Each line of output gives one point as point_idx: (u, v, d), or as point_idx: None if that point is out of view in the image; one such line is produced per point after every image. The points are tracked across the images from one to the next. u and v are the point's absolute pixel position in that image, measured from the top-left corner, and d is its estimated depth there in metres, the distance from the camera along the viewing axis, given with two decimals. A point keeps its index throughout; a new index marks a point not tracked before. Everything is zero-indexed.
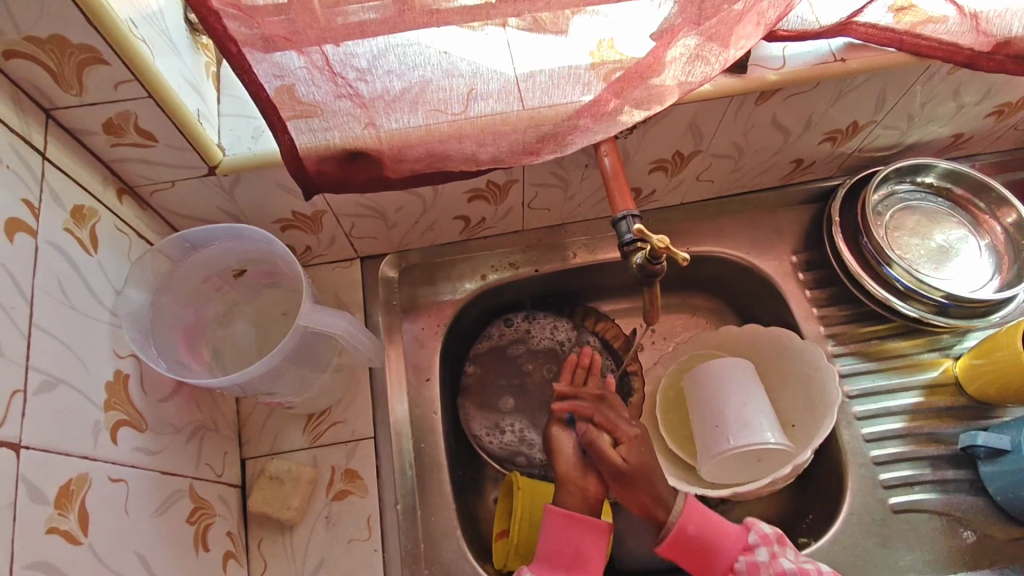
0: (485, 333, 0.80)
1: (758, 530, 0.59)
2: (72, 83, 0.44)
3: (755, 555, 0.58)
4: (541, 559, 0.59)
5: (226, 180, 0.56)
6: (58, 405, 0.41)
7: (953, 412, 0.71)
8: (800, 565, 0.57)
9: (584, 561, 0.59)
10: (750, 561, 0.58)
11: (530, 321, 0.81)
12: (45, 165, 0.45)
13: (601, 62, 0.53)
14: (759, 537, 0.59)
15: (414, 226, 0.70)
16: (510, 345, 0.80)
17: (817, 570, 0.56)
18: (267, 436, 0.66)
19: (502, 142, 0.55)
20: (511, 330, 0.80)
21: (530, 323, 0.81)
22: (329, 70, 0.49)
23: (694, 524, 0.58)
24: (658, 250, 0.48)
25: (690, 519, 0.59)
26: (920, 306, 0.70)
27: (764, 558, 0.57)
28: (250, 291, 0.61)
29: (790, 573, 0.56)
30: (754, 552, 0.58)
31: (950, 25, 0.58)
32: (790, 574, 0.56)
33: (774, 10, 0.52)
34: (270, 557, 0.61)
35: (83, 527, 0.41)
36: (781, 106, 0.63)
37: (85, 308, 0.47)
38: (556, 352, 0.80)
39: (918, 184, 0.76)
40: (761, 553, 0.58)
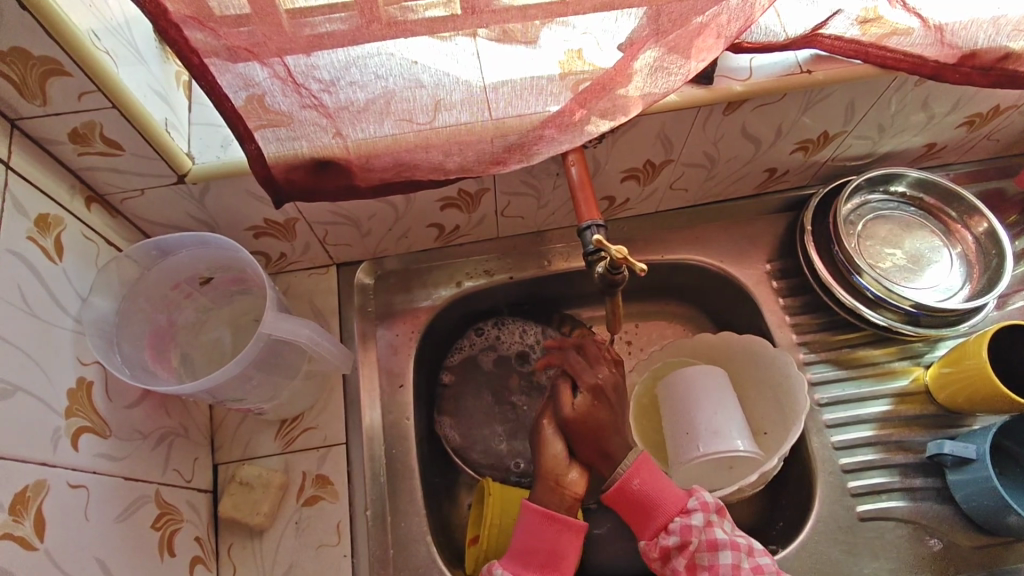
0: (457, 346, 0.80)
1: (700, 497, 0.58)
2: (35, 94, 0.44)
3: (690, 519, 0.57)
4: (514, 556, 0.59)
5: (195, 188, 0.56)
6: (15, 413, 0.42)
7: (923, 420, 0.71)
8: (733, 539, 0.56)
9: (559, 561, 0.59)
10: (683, 524, 0.57)
11: (500, 327, 0.81)
12: (9, 174, 0.46)
13: (569, 72, 0.53)
14: (698, 503, 0.58)
15: (388, 233, 0.71)
16: (482, 354, 0.80)
17: (748, 545, 0.56)
18: (239, 442, 0.66)
19: (468, 152, 0.56)
20: (480, 339, 0.81)
21: (499, 329, 0.81)
22: (293, 81, 0.49)
23: (638, 479, 0.60)
24: (617, 260, 0.49)
25: (636, 473, 0.60)
26: (890, 314, 0.71)
27: (699, 523, 0.57)
28: (219, 297, 0.62)
29: (720, 543, 0.55)
30: (690, 517, 0.57)
31: (914, 38, 0.57)
32: (720, 544, 0.55)
33: (735, 23, 0.53)
34: (239, 562, 0.62)
35: (38, 533, 0.41)
36: (750, 116, 0.64)
37: (47, 315, 0.47)
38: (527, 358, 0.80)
39: (891, 193, 0.77)
40: (696, 518, 0.57)
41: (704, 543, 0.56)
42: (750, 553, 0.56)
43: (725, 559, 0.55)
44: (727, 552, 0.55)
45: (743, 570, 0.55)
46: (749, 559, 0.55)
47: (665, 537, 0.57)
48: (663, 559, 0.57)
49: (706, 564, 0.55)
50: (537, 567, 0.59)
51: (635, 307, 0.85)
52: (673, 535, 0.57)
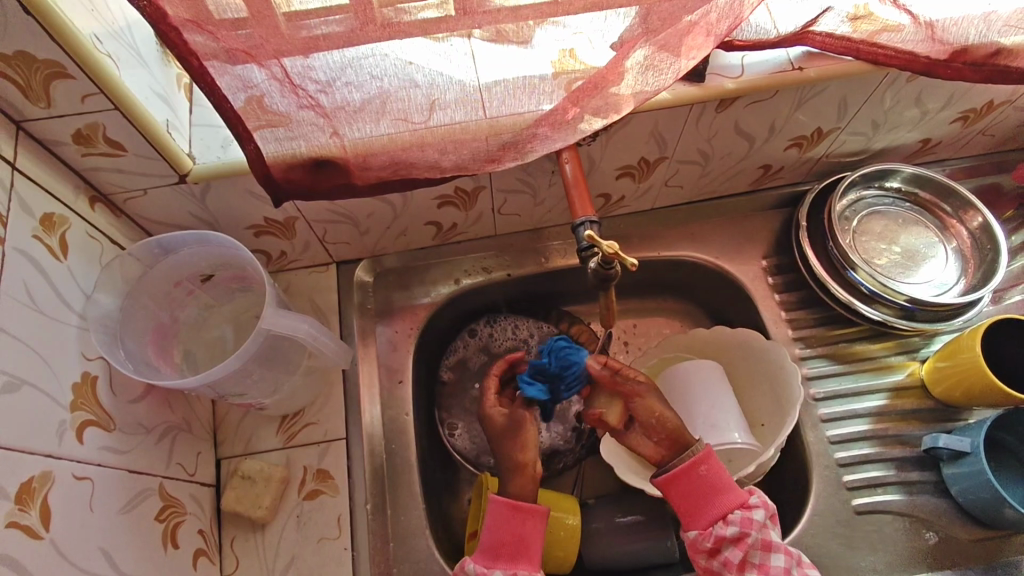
0: (450, 348, 0.81)
1: (760, 495, 0.59)
2: (41, 97, 0.46)
3: (751, 513, 0.57)
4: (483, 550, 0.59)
5: (196, 188, 0.57)
6: (22, 406, 0.43)
7: (919, 414, 0.72)
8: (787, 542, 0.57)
9: (527, 549, 0.59)
10: (744, 517, 0.57)
11: (492, 325, 0.81)
12: (15, 175, 0.47)
13: (562, 71, 0.54)
14: (760, 500, 0.58)
15: (387, 232, 0.72)
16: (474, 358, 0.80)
17: (800, 553, 0.57)
18: (241, 437, 0.68)
19: (463, 151, 0.57)
20: (475, 340, 0.81)
21: (492, 327, 0.81)
22: (290, 83, 0.50)
23: (706, 464, 0.59)
24: (608, 255, 0.50)
25: (704, 459, 0.59)
26: (886, 309, 0.71)
27: (759, 519, 0.57)
28: (221, 294, 0.64)
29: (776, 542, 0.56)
30: (752, 512, 0.57)
31: (905, 34, 0.58)
32: (775, 544, 0.56)
33: (725, 22, 0.54)
34: (241, 555, 0.63)
35: (44, 522, 0.43)
36: (743, 113, 0.64)
37: (52, 312, 0.48)
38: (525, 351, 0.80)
39: (886, 189, 0.77)
40: (758, 514, 0.57)
41: (760, 542, 0.56)
42: (801, 562, 0.56)
43: (778, 559, 0.55)
44: (780, 555, 0.56)
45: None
46: (799, 568, 0.56)
47: (721, 528, 0.57)
48: (711, 551, 0.57)
49: (757, 562, 0.56)
50: (506, 559, 0.58)
51: (633, 303, 0.86)
52: (731, 526, 0.57)
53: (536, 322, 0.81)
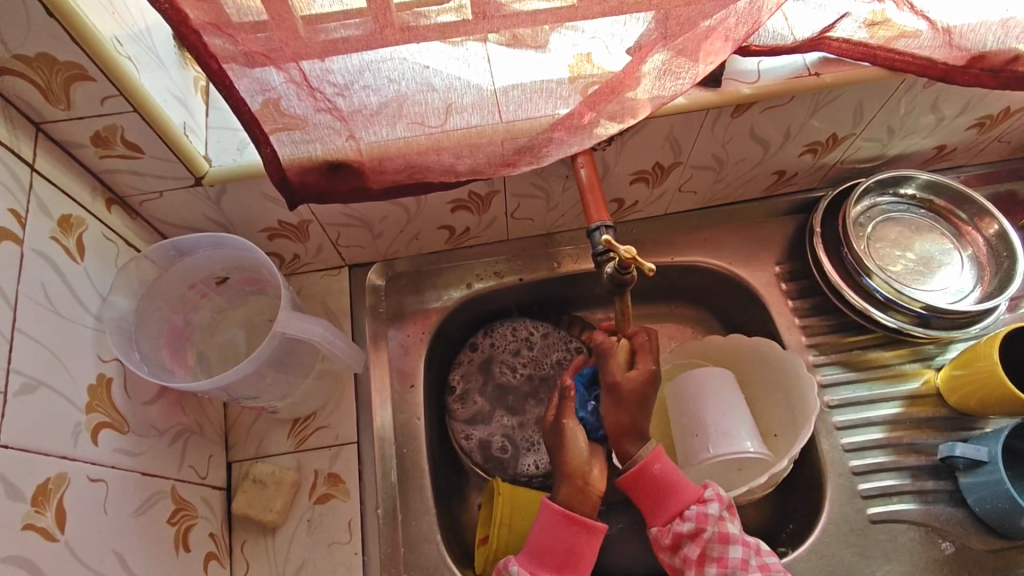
0: (454, 362, 0.79)
1: (715, 489, 0.60)
2: (60, 98, 0.46)
3: (707, 508, 0.58)
4: (530, 553, 0.59)
5: (212, 190, 0.57)
6: (40, 407, 0.43)
7: (935, 423, 0.71)
8: (744, 537, 0.58)
9: (575, 562, 0.59)
10: (700, 512, 0.58)
11: (490, 335, 0.81)
12: (34, 176, 0.47)
13: (578, 76, 0.54)
14: (715, 494, 0.59)
15: (400, 235, 0.72)
16: (483, 366, 0.79)
17: (756, 543, 0.58)
18: (252, 440, 0.67)
19: (478, 155, 0.57)
20: (477, 353, 0.80)
21: (490, 338, 0.80)
22: (308, 86, 0.50)
23: (659, 463, 0.60)
24: (625, 260, 0.51)
25: (657, 457, 0.60)
26: (901, 316, 0.71)
27: (715, 513, 0.57)
28: (234, 297, 0.64)
29: (732, 538, 0.57)
30: (707, 506, 0.58)
31: (922, 40, 0.58)
32: (732, 537, 0.57)
33: (742, 27, 0.54)
34: (252, 559, 0.63)
35: (59, 524, 0.42)
36: (758, 118, 0.64)
37: (68, 313, 0.48)
38: (527, 347, 0.80)
39: (900, 196, 0.77)
40: (713, 508, 0.58)
41: (716, 536, 0.57)
42: (758, 552, 0.57)
43: (736, 553, 0.56)
44: (738, 547, 0.56)
45: (751, 566, 0.56)
46: (756, 557, 0.57)
47: (680, 524, 0.58)
48: (672, 547, 0.58)
49: (716, 555, 0.56)
50: (552, 566, 0.58)
51: (645, 310, 0.85)
52: (689, 522, 0.57)
53: (534, 321, 0.81)
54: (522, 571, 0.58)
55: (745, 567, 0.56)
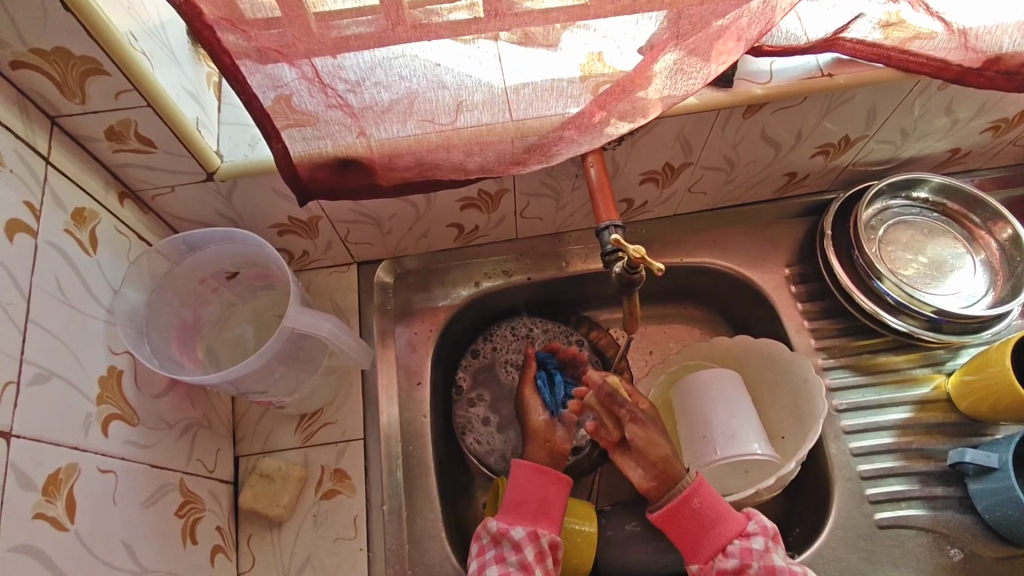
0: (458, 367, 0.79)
1: (758, 521, 0.60)
2: (75, 92, 0.46)
3: (751, 542, 0.58)
4: (507, 510, 0.61)
5: (224, 185, 0.58)
6: (52, 398, 0.44)
7: (945, 428, 0.70)
8: (789, 565, 0.57)
9: (549, 510, 0.62)
10: (744, 547, 0.58)
11: (490, 339, 0.81)
12: (48, 169, 0.48)
13: (589, 75, 0.54)
14: (758, 527, 0.59)
15: (409, 233, 0.72)
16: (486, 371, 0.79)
17: (805, 571, 0.56)
18: (260, 435, 0.68)
19: (488, 153, 0.57)
20: (478, 359, 0.80)
21: (490, 342, 0.80)
22: (320, 82, 0.51)
23: (699, 497, 0.60)
24: (635, 259, 0.50)
25: (696, 491, 0.60)
26: (912, 321, 0.70)
27: (759, 547, 0.57)
28: (244, 292, 0.64)
29: (779, 568, 0.56)
30: (751, 540, 0.58)
31: (937, 42, 0.57)
32: (780, 569, 0.56)
33: (756, 27, 0.53)
34: (258, 553, 0.63)
35: (69, 514, 0.43)
36: (770, 119, 0.64)
37: (80, 305, 0.49)
38: (528, 344, 0.80)
39: (913, 199, 0.76)
40: (756, 542, 0.58)
41: (763, 569, 0.56)
42: (762, 555, 0.57)
43: None
44: None
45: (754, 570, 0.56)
46: None
47: (723, 560, 0.58)
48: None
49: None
50: (528, 517, 0.61)
51: (653, 310, 0.85)
52: (732, 558, 0.57)
53: (535, 319, 0.82)
54: (500, 525, 0.59)
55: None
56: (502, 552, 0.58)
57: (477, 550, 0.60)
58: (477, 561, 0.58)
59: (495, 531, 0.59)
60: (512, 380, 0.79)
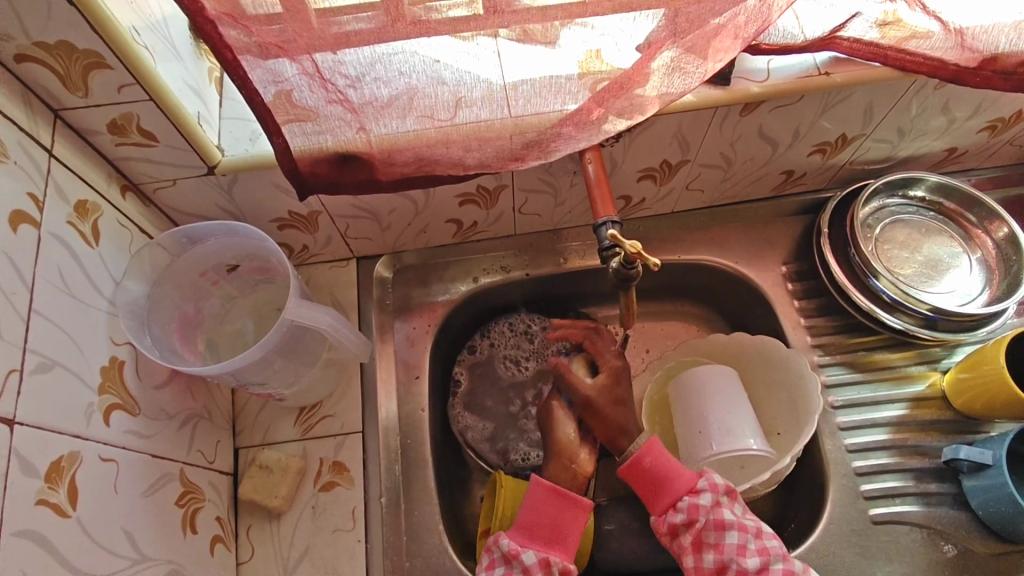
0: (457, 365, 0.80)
1: (710, 478, 0.60)
2: (79, 86, 0.47)
3: (699, 498, 0.58)
4: (520, 529, 0.61)
5: (225, 179, 0.58)
6: (54, 386, 0.44)
7: (940, 425, 0.71)
8: (741, 520, 0.57)
9: (563, 537, 0.61)
10: (691, 503, 0.58)
11: (488, 336, 0.82)
12: (52, 161, 0.48)
13: (587, 72, 0.54)
14: (708, 484, 0.59)
15: (408, 228, 0.72)
16: (484, 367, 0.80)
17: (756, 526, 0.57)
18: (260, 427, 0.68)
19: (487, 148, 0.58)
20: (476, 355, 0.81)
21: (489, 340, 0.81)
22: (320, 77, 0.51)
23: (649, 458, 0.61)
24: (631, 254, 0.51)
25: (646, 452, 0.62)
26: (908, 318, 0.71)
27: (706, 503, 0.58)
28: (244, 285, 0.65)
29: (727, 524, 0.56)
30: (698, 497, 0.59)
31: (933, 41, 0.57)
32: (727, 524, 0.56)
33: (752, 26, 0.54)
34: (257, 544, 0.64)
35: (71, 501, 0.43)
36: (767, 117, 0.64)
37: (83, 296, 0.49)
38: (526, 340, 0.81)
39: (910, 198, 0.76)
40: (704, 497, 0.58)
41: (711, 524, 0.57)
42: (758, 535, 0.56)
43: (732, 539, 0.56)
44: (733, 533, 0.56)
45: (750, 551, 0.55)
46: (756, 541, 0.56)
47: (673, 515, 0.59)
48: (671, 534, 0.59)
49: (712, 542, 0.57)
50: (542, 541, 0.60)
51: (651, 307, 0.85)
52: (681, 513, 0.58)
53: (531, 315, 0.83)
54: (511, 545, 0.59)
55: (743, 552, 0.55)
56: (511, 573, 0.58)
57: (487, 564, 0.60)
58: None
59: (506, 551, 0.59)
60: (511, 377, 0.80)
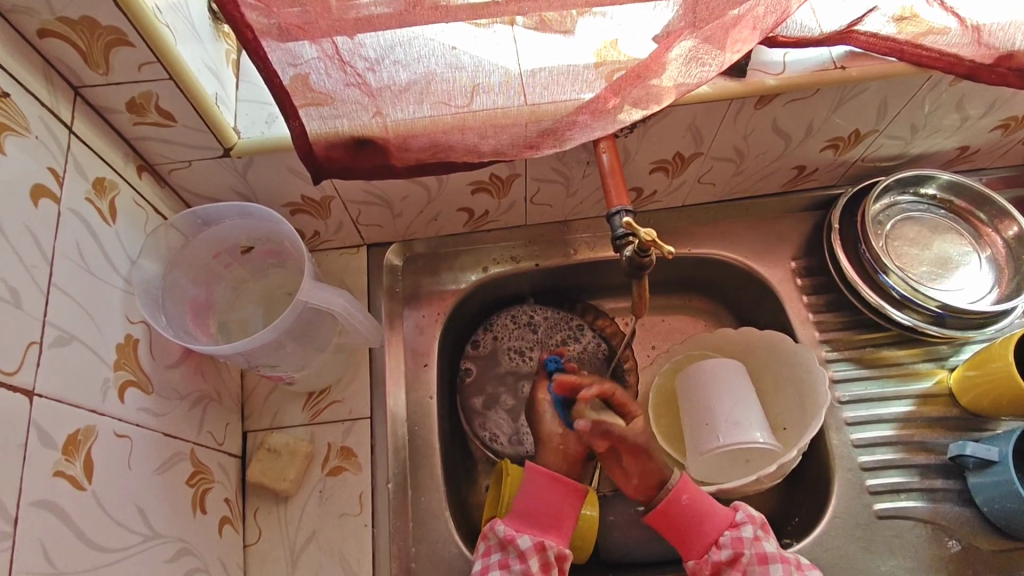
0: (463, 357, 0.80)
1: (745, 511, 0.61)
2: (99, 63, 0.47)
3: (740, 531, 0.59)
4: (516, 516, 0.62)
5: (240, 161, 0.58)
6: (72, 360, 0.45)
7: (946, 422, 0.71)
8: (782, 552, 0.58)
9: (559, 523, 0.62)
10: (734, 536, 0.59)
11: (492, 330, 0.81)
12: (71, 138, 0.49)
13: (604, 62, 0.55)
14: (745, 516, 0.61)
15: (419, 216, 0.73)
16: (490, 359, 0.80)
17: (797, 559, 0.58)
18: (268, 411, 0.69)
19: (503, 135, 0.57)
20: (481, 349, 0.80)
21: (493, 333, 0.81)
22: (339, 59, 0.52)
23: (687, 494, 0.62)
24: (646, 242, 0.51)
25: (683, 489, 0.62)
26: (917, 315, 0.71)
27: (749, 535, 0.59)
28: (257, 268, 0.65)
29: (771, 556, 0.57)
30: (740, 529, 0.59)
31: (951, 37, 0.58)
32: (770, 556, 0.57)
33: (770, 17, 0.54)
34: (264, 526, 0.64)
35: (87, 474, 0.44)
36: (781, 111, 0.64)
37: (100, 272, 0.50)
38: (531, 331, 0.81)
39: (921, 196, 0.76)
40: (746, 531, 0.59)
41: (755, 557, 0.58)
42: (799, 567, 0.58)
43: (777, 571, 0.57)
44: (778, 565, 0.57)
45: None
46: (798, 573, 0.57)
47: (716, 552, 0.59)
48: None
49: None
50: (538, 526, 0.61)
51: (659, 300, 0.86)
52: (725, 549, 0.59)
53: (535, 305, 0.82)
54: (508, 530, 0.60)
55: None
56: (507, 558, 0.59)
57: (484, 550, 0.61)
58: (481, 561, 0.59)
59: (502, 536, 0.60)
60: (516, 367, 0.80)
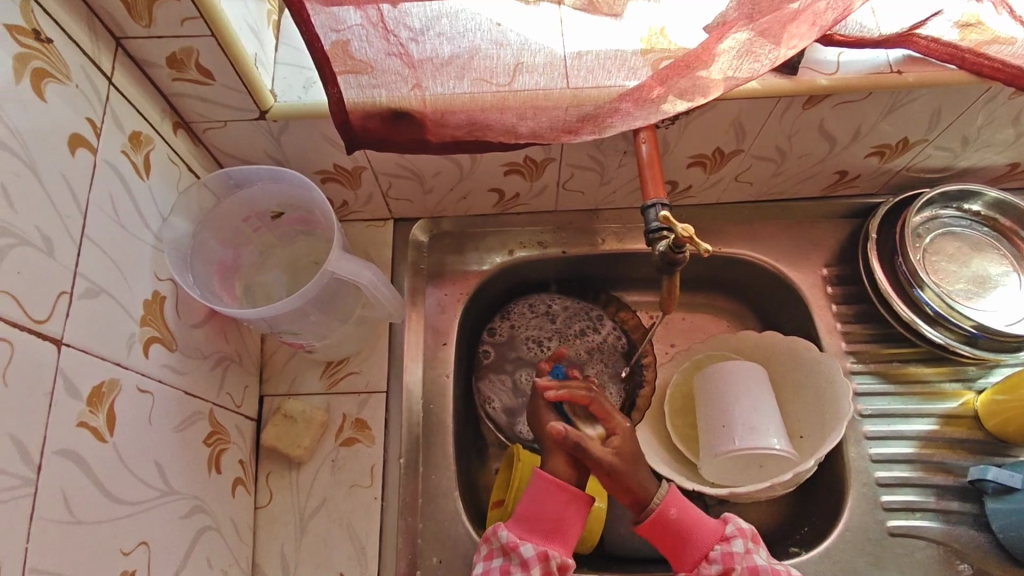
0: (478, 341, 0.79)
1: (735, 523, 0.61)
2: (143, 15, 0.46)
3: (730, 546, 0.59)
4: (520, 520, 0.60)
5: (275, 125, 0.58)
6: (100, 313, 0.45)
7: (969, 445, 0.69)
8: (772, 564, 0.58)
9: (563, 531, 0.60)
10: (724, 551, 0.58)
11: (507, 318, 0.80)
12: (111, 89, 0.48)
13: (651, 49, 0.53)
14: (736, 529, 0.60)
15: (449, 194, 0.72)
16: (506, 346, 0.79)
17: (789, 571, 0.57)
18: (287, 376, 0.69)
19: (542, 118, 0.55)
20: (497, 337, 0.79)
21: (509, 321, 0.80)
22: (383, 27, 0.51)
23: (675, 508, 0.61)
24: (682, 238, 0.50)
25: (672, 502, 0.61)
26: (949, 333, 0.69)
27: (739, 549, 0.58)
28: (284, 235, 0.65)
29: (762, 569, 0.57)
30: (730, 544, 0.59)
31: (1017, 48, 0.55)
32: (761, 569, 0.57)
33: (831, 13, 0.52)
34: (275, 490, 0.65)
35: (109, 427, 0.44)
36: (829, 114, 0.62)
37: (131, 227, 0.50)
38: (549, 321, 0.80)
39: (964, 211, 0.74)
40: (736, 545, 0.59)
41: (746, 571, 0.57)
42: None
43: None
44: None
45: None
46: None
47: (706, 567, 0.58)
48: None
49: None
50: (541, 534, 0.59)
51: (683, 298, 0.84)
52: (714, 563, 0.58)
53: (554, 296, 0.82)
54: (511, 536, 0.59)
55: None
56: (509, 564, 0.57)
57: (486, 554, 0.59)
58: (483, 565, 0.58)
59: (505, 543, 0.58)
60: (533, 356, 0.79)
